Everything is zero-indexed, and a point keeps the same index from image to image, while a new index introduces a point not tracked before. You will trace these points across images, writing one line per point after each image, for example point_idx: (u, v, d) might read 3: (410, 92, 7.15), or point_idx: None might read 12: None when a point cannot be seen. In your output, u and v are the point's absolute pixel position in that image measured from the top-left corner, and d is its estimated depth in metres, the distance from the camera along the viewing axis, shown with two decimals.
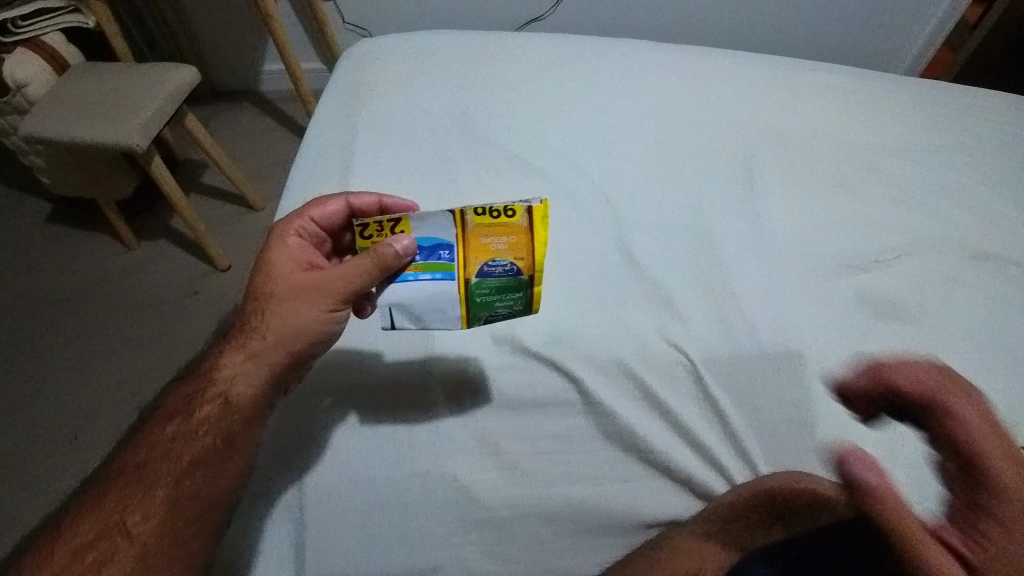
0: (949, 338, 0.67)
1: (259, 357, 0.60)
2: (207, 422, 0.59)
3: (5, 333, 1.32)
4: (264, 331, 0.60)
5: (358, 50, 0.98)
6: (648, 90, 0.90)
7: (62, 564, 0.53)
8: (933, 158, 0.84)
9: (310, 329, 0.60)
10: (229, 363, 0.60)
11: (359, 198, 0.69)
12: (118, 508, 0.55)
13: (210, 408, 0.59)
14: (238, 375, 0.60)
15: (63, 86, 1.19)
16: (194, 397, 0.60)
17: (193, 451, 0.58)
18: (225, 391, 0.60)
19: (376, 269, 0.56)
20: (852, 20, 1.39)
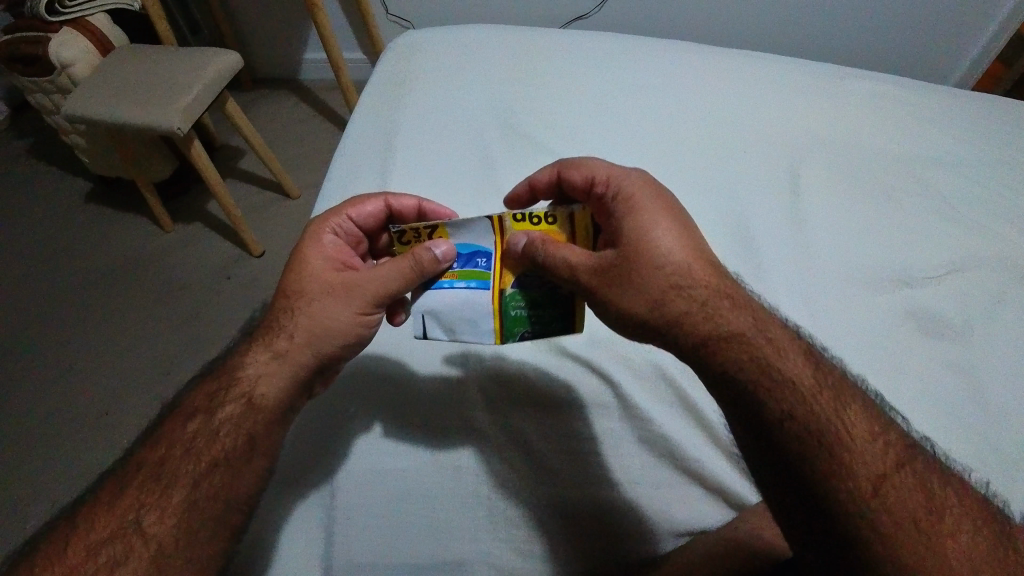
0: (1003, 358, 0.64)
1: (286, 358, 0.53)
2: (229, 423, 0.51)
3: (44, 309, 1.35)
4: (292, 331, 0.54)
5: (404, 42, 0.98)
6: (698, 93, 0.89)
7: (70, 565, 0.45)
8: (994, 171, 0.81)
9: (342, 333, 0.54)
10: (256, 362, 0.53)
11: (401, 197, 0.65)
12: (130, 507, 0.47)
13: (233, 407, 0.51)
14: (265, 375, 0.53)
15: (107, 67, 1.20)
16: (215, 394, 0.52)
17: (214, 453, 0.49)
18: (249, 391, 0.52)
19: (412, 273, 0.53)
20: (906, 30, 1.37)
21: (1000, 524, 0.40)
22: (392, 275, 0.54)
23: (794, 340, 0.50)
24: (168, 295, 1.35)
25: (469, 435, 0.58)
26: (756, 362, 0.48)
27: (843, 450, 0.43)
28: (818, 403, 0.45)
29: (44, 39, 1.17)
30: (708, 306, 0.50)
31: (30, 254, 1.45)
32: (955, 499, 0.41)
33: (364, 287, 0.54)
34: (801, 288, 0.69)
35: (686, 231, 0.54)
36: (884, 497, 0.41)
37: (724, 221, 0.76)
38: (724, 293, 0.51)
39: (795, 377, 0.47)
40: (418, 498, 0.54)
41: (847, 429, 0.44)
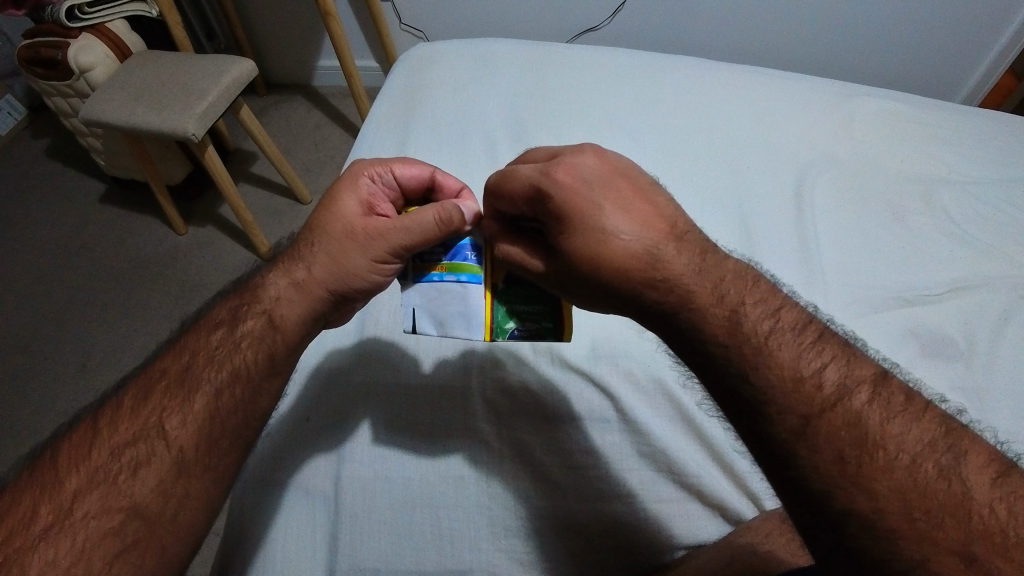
0: (1002, 381, 0.65)
1: (304, 288, 0.54)
2: (250, 337, 0.51)
3: (57, 308, 1.37)
4: (315, 263, 0.54)
5: (416, 54, 0.99)
6: (704, 109, 0.90)
7: (94, 465, 0.42)
8: (1001, 191, 0.81)
9: (356, 279, 0.54)
10: (277, 285, 0.54)
11: (447, 177, 0.59)
12: (153, 410, 0.46)
13: (254, 323, 0.52)
14: (286, 297, 0.53)
15: (125, 72, 1.22)
16: (239, 307, 0.53)
17: (237, 363, 0.50)
18: (270, 309, 0.53)
19: (439, 227, 0.52)
20: (914, 47, 1.37)
21: (953, 454, 0.37)
22: (415, 232, 0.51)
23: (738, 277, 0.47)
24: (179, 296, 1.37)
25: (472, 448, 0.58)
26: (685, 310, 0.45)
27: (775, 389, 0.40)
28: (760, 344, 0.42)
29: (63, 44, 1.19)
30: (649, 269, 0.45)
31: (45, 253, 1.47)
32: (901, 436, 0.38)
33: (387, 236, 0.52)
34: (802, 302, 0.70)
35: (624, 199, 0.48)
36: (813, 435, 0.38)
37: (728, 237, 0.76)
38: (670, 247, 0.47)
39: (729, 314, 0.44)
40: (421, 504, 0.55)
41: (780, 367, 0.41)
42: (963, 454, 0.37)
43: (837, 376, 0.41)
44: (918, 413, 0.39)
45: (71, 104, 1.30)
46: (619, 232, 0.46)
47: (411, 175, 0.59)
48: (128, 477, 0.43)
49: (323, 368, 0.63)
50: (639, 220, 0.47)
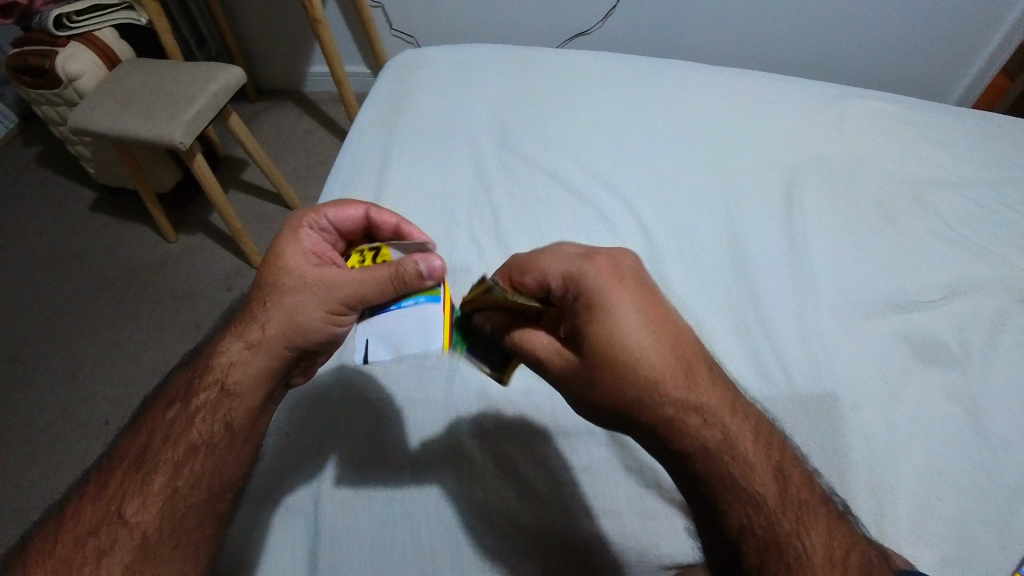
0: (994, 388, 0.64)
1: (258, 351, 0.51)
2: (203, 409, 0.51)
3: (46, 316, 1.36)
4: (268, 323, 0.52)
5: (401, 60, 0.99)
6: (691, 112, 0.89)
7: (59, 555, 0.45)
8: (991, 192, 0.80)
9: (317, 331, 0.52)
10: (229, 349, 0.52)
11: (382, 214, 0.60)
12: (115, 495, 0.48)
13: (208, 394, 0.51)
14: (239, 361, 0.51)
15: (112, 80, 1.21)
16: (192, 380, 0.52)
17: (194, 438, 0.50)
18: (223, 377, 0.51)
19: (394, 285, 0.49)
20: (905, 49, 1.36)
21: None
22: (372, 282, 0.49)
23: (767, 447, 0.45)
24: (170, 306, 1.36)
25: (455, 463, 0.57)
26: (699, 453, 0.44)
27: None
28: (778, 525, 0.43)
29: (52, 53, 1.18)
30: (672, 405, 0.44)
31: (36, 263, 1.46)
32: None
33: (340, 290, 0.51)
34: (790, 310, 0.68)
35: (658, 333, 0.45)
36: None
37: (716, 242, 0.75)
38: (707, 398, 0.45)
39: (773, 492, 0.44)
40: (403, 522, 0.54)
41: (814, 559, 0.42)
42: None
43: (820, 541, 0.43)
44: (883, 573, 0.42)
45: (59, 112, 1.29)
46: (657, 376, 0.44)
47: (345, 218, 0.59)
48: (92, 566, 0.44)
49: (309, 390, 0.62)
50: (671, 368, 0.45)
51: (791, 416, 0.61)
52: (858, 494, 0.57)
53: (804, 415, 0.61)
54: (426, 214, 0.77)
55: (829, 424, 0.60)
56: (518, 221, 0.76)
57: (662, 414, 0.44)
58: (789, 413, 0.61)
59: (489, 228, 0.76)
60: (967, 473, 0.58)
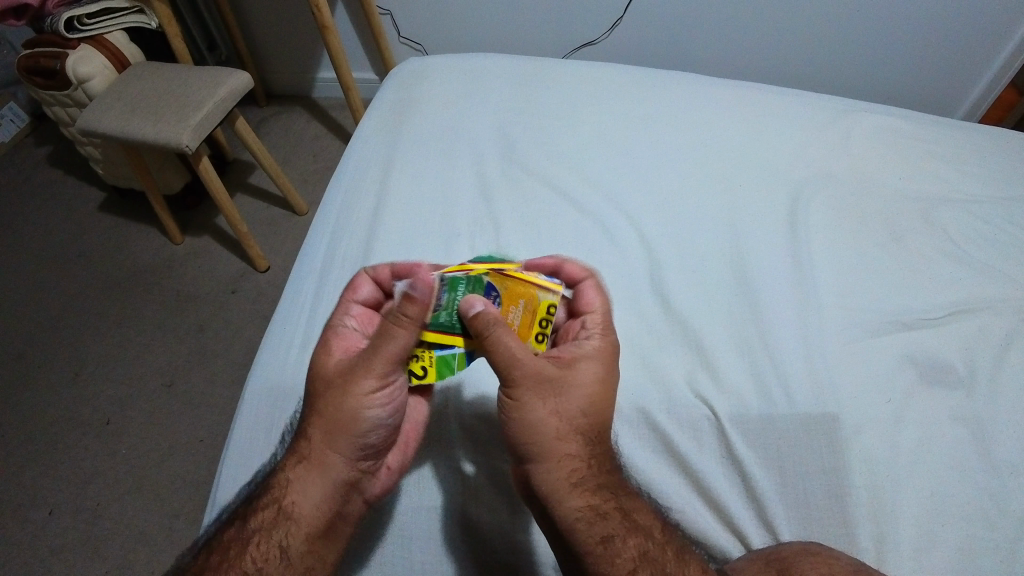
0: (998, 410, 0.63)
1: (313, 462, 0.53)
2: (260, 529, 0.52)
3: (53, 316, 1.37)
4: (314, 426, 0.54)
5: (407, 68, 0.99)
6: (695, 126, 0.88)
7: None
8: (998, 211, 0.79)
9: (362, 419, 0.53)
10: (286, 470, 0.54)
11: (367, 277, 0.62)
12: None
13: (266, 514, 0.52)
14: (295, 479, 0.53)
15: (122, 83, 1.22)
16: (250, 504, 0.54)
17: (248, 565, 0.50)
18: (280, 497, 0.53)
19: (405, 325, 0.51)
20: (914, 63, 1.35)
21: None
22: (388, 340, 0.51)
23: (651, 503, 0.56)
24: (174, 307, 1.37)
25: None
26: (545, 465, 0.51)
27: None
28: (630, 544, 0.50)
29: (63, 55, 1.19)
30: (551, 432, 0.51)
31: (43, 261, 1.47)
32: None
33: (369, 360, 0.53)
34: (792, 327, 0.68)
35: (525, 364, 0.51)
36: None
37: (718, 257, 0.74)
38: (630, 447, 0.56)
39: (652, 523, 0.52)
40: (395, 537, 0.57)
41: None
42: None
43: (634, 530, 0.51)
44: None
45: (69, 113, 1.30)
46: (609, 410, 0.54)
47: (364, 301, 0.62)
48: None
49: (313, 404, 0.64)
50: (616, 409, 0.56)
51: (793, 436, 0.60)
52: (854, 518, 0.57)
53: (803, 435, 0.60)
54: (427, 224, 0.77)
55: (828, 445, 0.60)
56: (518, 231, 0.76)
57: (549, 446, 0.51)
58: (791, 434, 0.60)
59: (488, 238, 0.75)
60: (969, 498, 0.58)
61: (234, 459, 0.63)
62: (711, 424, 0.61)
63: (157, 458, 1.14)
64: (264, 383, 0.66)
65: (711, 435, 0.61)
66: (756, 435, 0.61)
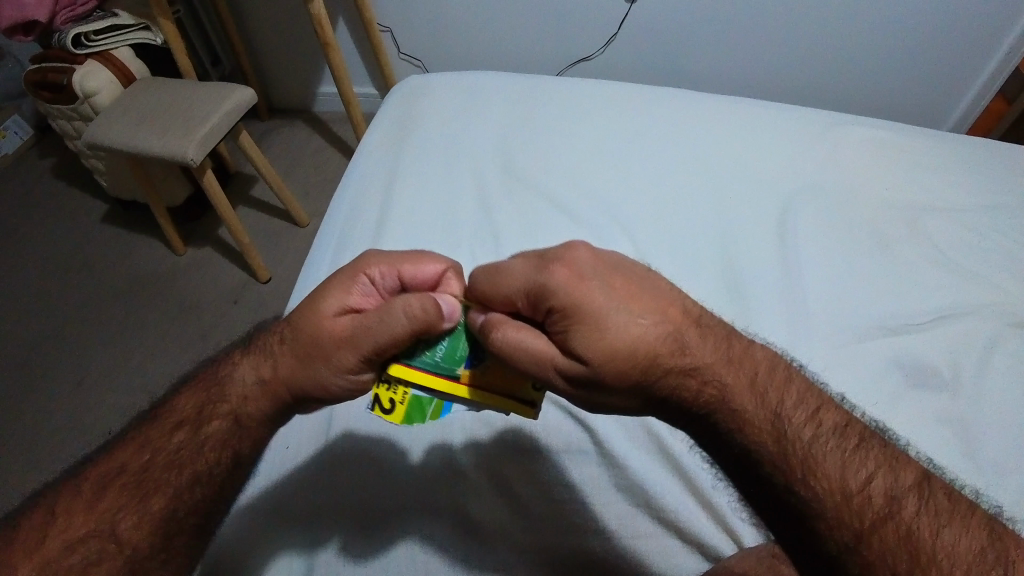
0: (984, 412, 0.65)
1: (268, 389, 0.52)
2: (215, 438, 0.51)
3: (56, 325, 1.38)
4: (284, 366, 0.52)
5: (409, 84, 1.02)
6: (689, 139, 0.91)
7: (47, 556, 0.45)
8: (981, 219, 0.82)
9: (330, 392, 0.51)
10: (246, 381, 0.53)
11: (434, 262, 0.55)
12: (107, 508, 0.48)
13: (220, 423, 0.52)
14: (253, 396, 0.52)
15: (128, 97, 1.25)
16: (206, 403, 0.53)
17: (201, 470, 0.50)
18: (237, 410, 0.52)
19: (411, 330, 0.48)
20: (903, 76, 1.38)
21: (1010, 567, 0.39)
22: (388, 333, 0.48)
23: (760, 361, 0.48)
24: (175, 317, 1.38)
25: (451, 479, 0.60)
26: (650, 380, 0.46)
27: (830, 522, 0.42)
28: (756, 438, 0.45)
29: (70, 70, 1.22)
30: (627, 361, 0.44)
31: (46, 272, 1.49)
32: (952, 543, 0.40)
33: (361, 339, 0.49)
34: (780, 333, 0.70)
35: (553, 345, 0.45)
36: (870, 547, 0.41)
37: (710, 266, 0.76)
38: (692, 334, 0.47)
39: (763, 424, 0.45)
40: (399, 535, 0.56)
41: (835, 476, 0.43)
42: (1018, 561, 0.39)
43: (759, 419, 0.45)
44: (960, 525, 0.41)
45: (75, 127, 1.33)
46: (645, 334, 0.44)
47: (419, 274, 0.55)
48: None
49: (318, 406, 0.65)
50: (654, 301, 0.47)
51: None
52: None
53: None
54: (428, 235, 0.79)
55: None
56: (517, 242, 0.78)
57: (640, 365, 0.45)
58: None
59: (489, 248, 0.78)
60: None
61: None
62: None
63: None
64: None
65: None
66: None
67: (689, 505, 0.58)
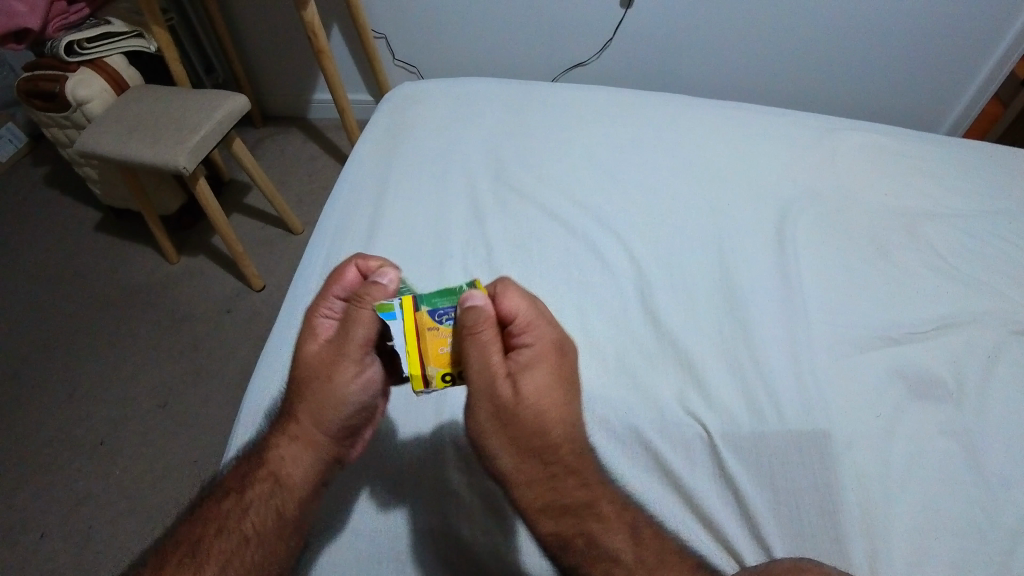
0: (987, 422, 0.63)
1: (303, 441, 0.58)
2: (257, 499, 0.56)
3: (47, 336, 1.37)
4: (309, 420, 0.58)
5: (401, 91, 1.01)
6: (681, 144, 0.90)
7: None
8: (980, 225, 0.80)
9: (347, 404, 0.58)
10: (279, 444, 0.59)
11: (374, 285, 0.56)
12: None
13: (261, 485, 0.57)
14: (288, 455, 0.58)
15: (119, 105, 1.24)
16: (245, 473, 0.58)
17: (248, 527, 0.55)
18: (275, 471, 0.57)
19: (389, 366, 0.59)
20: (899, 80, 1.37)
21: None
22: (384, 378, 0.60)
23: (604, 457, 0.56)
24: (168, 327, 1.37)
25: (443, 500, 0.59)
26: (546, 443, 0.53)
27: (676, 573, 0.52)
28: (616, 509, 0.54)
29: (62, 78, 1.21)
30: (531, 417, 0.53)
31: (39, 281, 1.48)
32: None
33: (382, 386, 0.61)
34: (781, 345, 0.68)
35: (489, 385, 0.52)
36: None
37: (706, 274, 0.75)
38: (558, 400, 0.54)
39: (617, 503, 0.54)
40: (390, 559, 0.56)
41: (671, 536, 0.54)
42: None
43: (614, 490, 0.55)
44: None
45: (67, 135, 1.32)
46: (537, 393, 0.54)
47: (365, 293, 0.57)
48: None
49: None
50: (567, 400, 0.55)
51: (786, 454, 0.60)
52: (850, 534, 0.56)
53: (793, 453, 0.60)
54: (419, 245, 0.78)
55: (818, 460, 0.60)
56: (510, 252, 0.77)
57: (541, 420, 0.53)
58: (781, 450, 0.60)
59: (481, 257, 0.76)
60: (957, 509, 0.58)
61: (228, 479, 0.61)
62: (704, 443, 0.61)
63: (151, 477, 1.14)
64: (256, 404, 0.66)
65: (703, 453, 0.61)
66: (748, 453, 0.60)
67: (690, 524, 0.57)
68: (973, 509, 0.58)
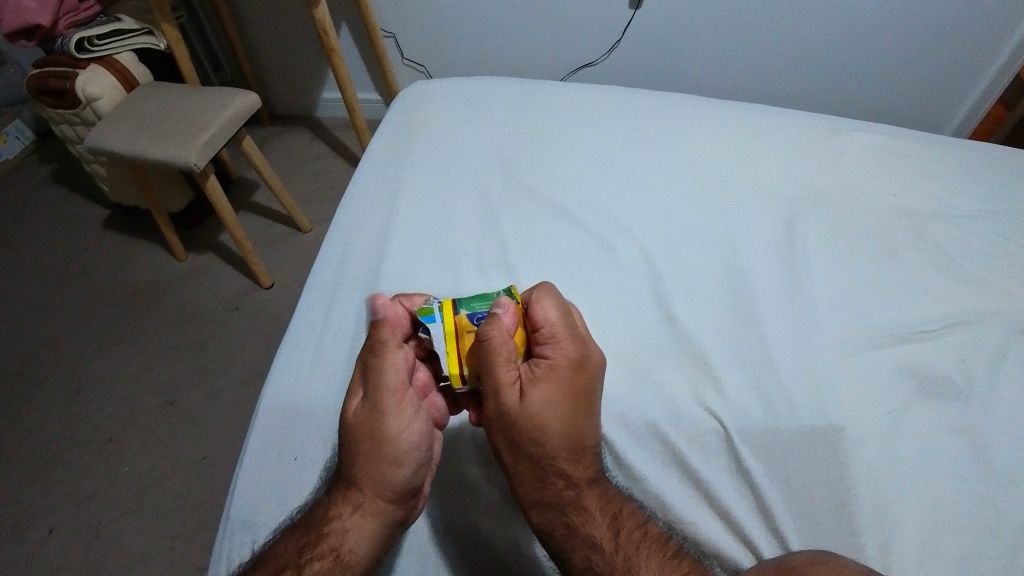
0: (996, 419, 0.64)
1: (366, 506, 0.55)
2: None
3: (55, 332, 1.37)
4: (371, 481, 0.55)
5: (413, 90, 1.02)
6: (691, 144, 0.91)
7: None
8: (987, 225, 0.81)
9: (405, 458, 0.56)
10: (340, 513, 0.55)
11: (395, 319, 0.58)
12: None
13: (320, 562, 0.53)
14: (352, 526, 0.55)
15: (130, 102, 1.24)
16: (302, 548, 0.54)
17: None
18: (336, 544, 0.54)
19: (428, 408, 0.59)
20: (903, 82, 1.38)
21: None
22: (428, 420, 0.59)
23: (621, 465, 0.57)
24: (176, 324, 1.37)
25: (463, 494, 0.60)
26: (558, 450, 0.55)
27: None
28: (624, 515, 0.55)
29: (72, 75, 1.22)
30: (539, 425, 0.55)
31: (46, 279, 1.48)
32: None
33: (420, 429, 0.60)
34: (793, 342, 0.69)
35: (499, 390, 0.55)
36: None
37: (717, 272, 0.76)
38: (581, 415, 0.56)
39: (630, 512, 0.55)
40: (411, 550, 0.57)
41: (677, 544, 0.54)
42: None
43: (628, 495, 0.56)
44: None
45: (77, 132, 1.32)
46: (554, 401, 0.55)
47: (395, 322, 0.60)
48: None
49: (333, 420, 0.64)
50: (577, 415, 0.56)
51: (800, 450, 0.61)
52: (862, 527, 0.57)
53: (807, 448, 0.61)
54: (433, 242, 0.79)
55: (831, 455, 0.61)
56: (524, 249, 0.78)
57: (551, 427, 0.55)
58: (795, 446, 0.61)
59: (495, 254, 0.77)
60: (968, 504, 0.58)
61: (249, 471, 0.62)
62: (719, 437, 0.62)
63: (159, 473, 1.15)
64: (276, 399, 0.67)
65: (718, 448, 0.62)
66: (763, 447, 0.61)
67: (706, 516, 0.59)
68: (983, 503, 0.58)
